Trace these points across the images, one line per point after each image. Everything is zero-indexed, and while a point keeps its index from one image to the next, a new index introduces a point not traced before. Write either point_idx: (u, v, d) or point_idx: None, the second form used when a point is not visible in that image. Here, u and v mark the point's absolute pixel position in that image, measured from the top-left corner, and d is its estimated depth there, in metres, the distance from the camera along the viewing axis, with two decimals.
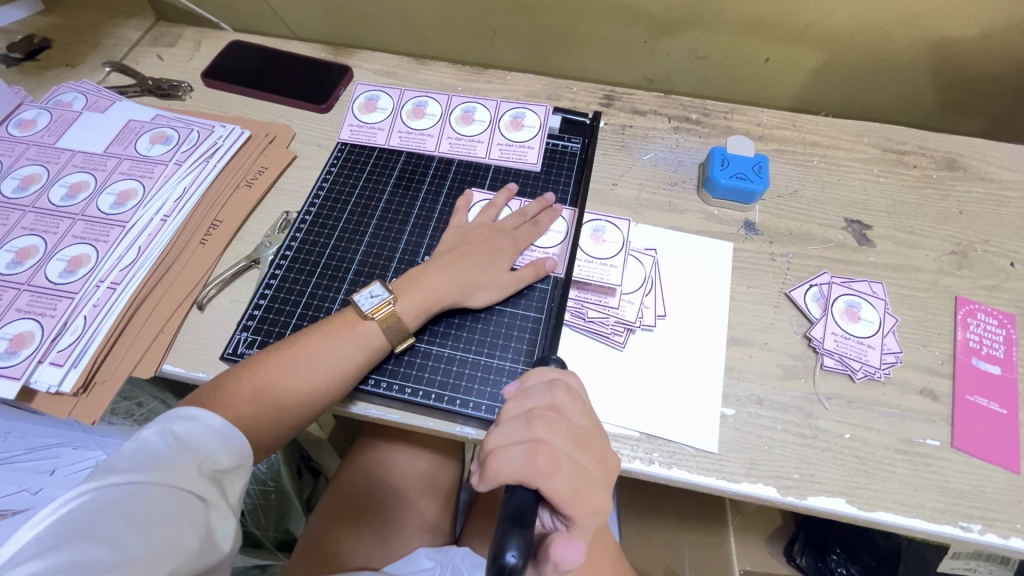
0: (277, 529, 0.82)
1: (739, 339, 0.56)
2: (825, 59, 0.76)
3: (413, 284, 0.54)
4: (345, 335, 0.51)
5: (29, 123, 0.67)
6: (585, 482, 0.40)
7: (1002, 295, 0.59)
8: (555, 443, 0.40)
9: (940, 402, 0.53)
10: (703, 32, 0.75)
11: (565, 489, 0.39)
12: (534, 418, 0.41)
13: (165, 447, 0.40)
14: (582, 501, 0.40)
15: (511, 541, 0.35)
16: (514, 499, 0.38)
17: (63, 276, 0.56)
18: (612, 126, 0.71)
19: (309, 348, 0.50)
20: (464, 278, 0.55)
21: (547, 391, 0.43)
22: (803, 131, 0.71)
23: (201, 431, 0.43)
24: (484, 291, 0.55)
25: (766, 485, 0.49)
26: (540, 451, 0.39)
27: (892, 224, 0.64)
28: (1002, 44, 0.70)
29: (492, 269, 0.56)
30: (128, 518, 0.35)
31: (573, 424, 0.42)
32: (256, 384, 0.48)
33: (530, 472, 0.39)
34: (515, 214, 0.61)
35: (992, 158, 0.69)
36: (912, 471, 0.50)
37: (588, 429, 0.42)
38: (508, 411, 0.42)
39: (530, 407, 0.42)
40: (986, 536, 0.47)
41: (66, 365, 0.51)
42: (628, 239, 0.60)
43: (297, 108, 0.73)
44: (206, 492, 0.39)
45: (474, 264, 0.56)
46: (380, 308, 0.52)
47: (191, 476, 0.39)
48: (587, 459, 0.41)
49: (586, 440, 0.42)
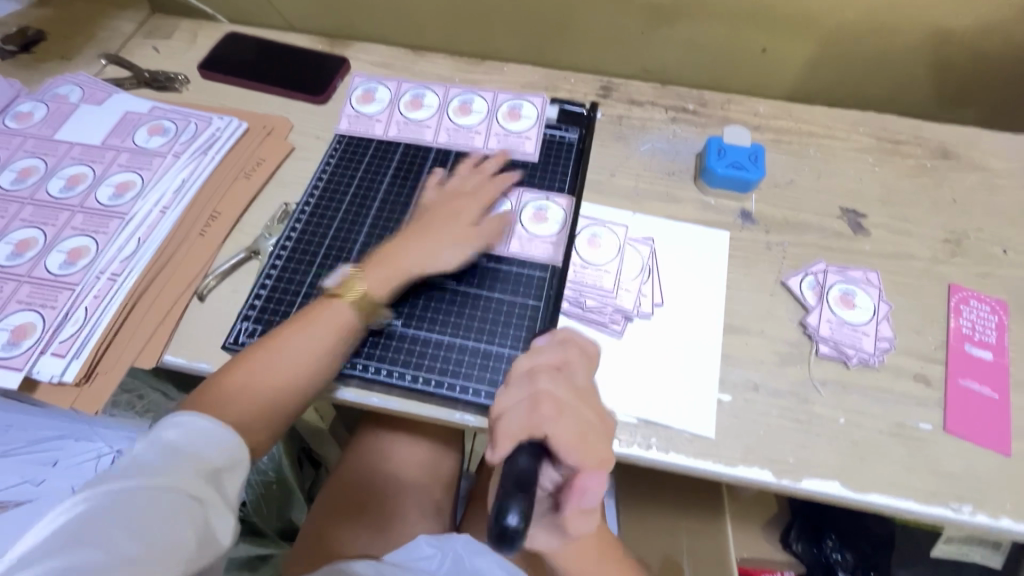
0: (279, 519, 0.82)
1: (735, 327, 0.57)
2: (822, 49, 0.76)
3: (378, 259, 0.55)
4: (317, 320, 0.52)
5: (26, 115, 0.67)
6: (583, 430, 0.42)
7: (995, 282, 0.60)
8: (555, 392, 0.42)
9: (933, 387, 0.54)
10: (700, 21, 0.75)
11: (566, 435, 0.41)
12: (536, 372, 0.43)
13: (156, 452, 0.40)
14: (585, 448, 0.41)
15: (513, 502, 0.35)
16: (517, 465, 0.38)
17: (63, 267, 0.56)
18: (610, 117, 0.71)
19: (285, 338, 0.51)
20: (428, 244, 0.56)
21: (558, 348, 0.46)
22: (799, 121, 0.71)
23: (194, 433, 0.43)
24: (451, 251, 0.56)
25: (761, 469, 0.50)
26: (541, 401, 0.41)
27: (887, 213, 0.64)
28: (997, 32, 0.71)
29: (453, 227, 0.57)
30: (121, 523, 0.35)
31: (576, 383, 0.44)
32: (240, 379, 0.49)
33: (533, 420, 0.41)
34: (472, 175, 0.63)
35: (986, 147, 0.69)
36: (905, 454, 0.51)
37: (590, 389, 0.44)
38: (519, 368, 0.45)
39: (539, 363, 0.45)
40: (977, 517, 0.48)
41: (68, 356, 0.52)
42: (624, 240, 0.61)
43: (294, 99, 0.73)
44: (201, 491, 0.39)
45: (436, 229, 0.57)
46: (346, 287, 0.54)
47: (182, 476, 0.39)
48: (588, 413, 0.43)
49: (588, 396, 0.44)
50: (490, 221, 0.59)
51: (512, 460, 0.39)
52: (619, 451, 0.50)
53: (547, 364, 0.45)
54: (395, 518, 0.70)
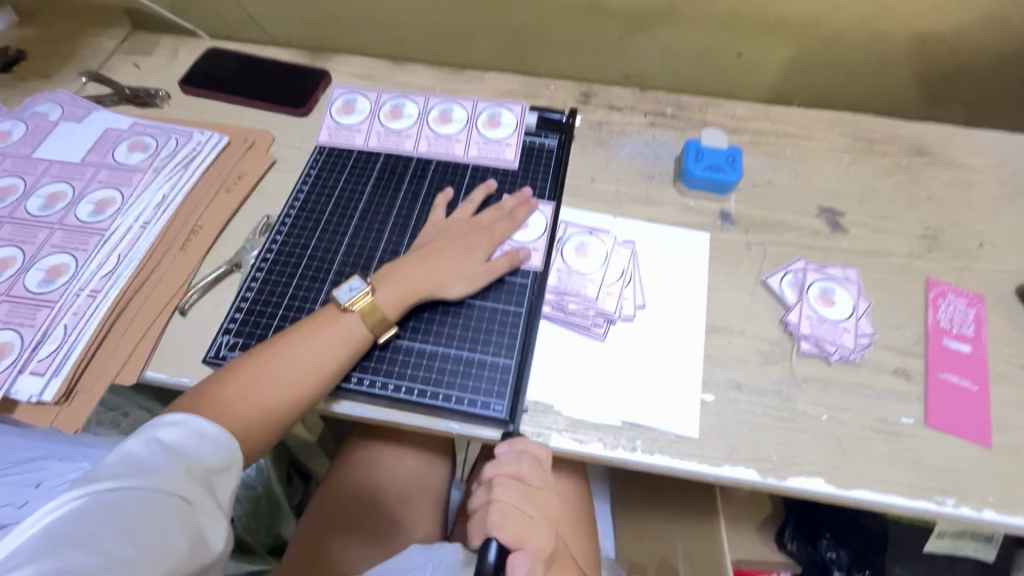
0: (268, 535, 0.81)
1: (717, 327, 0.57)
2: (797, 51, 0.77)
3: (392, 275, 0.55)
4: (327, 332, 0.51)
5: (5, 134, 0.66)
6: (530, 528, 0.48)
7: (971, 276, 0.61)
8: (508, 504, 0.48)
9: (913, 380, 0.54)
10: (677, 26, 0.76)
11: (515, 537, 0.47)
12: (495, 482, 0.48)
13: (151, 454, 0.40)
14: (533, 541, 0.48)
15: None
16: (481, 563, 0.45)
17: (41, 285, 0.56)
18: (589, 122, 0.72)
19: (292, 346, 0.50)
20: (440, 269, 0.56)
21: (517, 462, 0.48)
22: (776, 123, 0.72)
23: (190, 436, 0.43)
24: (457, 287, 0.56)
25: (746, 468, 0.50)
26: (495, 510, 0.48)
27: (864, 211, 0.65)
28: (966, 30, 0.72)
29: (466, 261, 0.57)
30: (116, 524, 0.35)
31: (530, 489, 0.49)
32: (241, 385, 0.48)
33: (484, 530, 0.47)
34: (493, 210, 0.62)
35: (959, 143, 0.71)
36: (887, 448, 0.51)
37: (542, 490, 0.49)
38: (485, 470, 0.49)
39: (499, 474, 0.48)
40: (960, 509, 0.49)
41: (47, 374, 0.51)
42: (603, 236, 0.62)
43: (276, 112, 0.73)
44: (194, 494, 0.39)
45: (450, 257, 0.57)
46: (358, 300, 0.53)
47: (178, 478, 0.39)
48: (535, 512, 0.49)
49: (539, 497, 0.49)
50: (503, 256, 0.58)
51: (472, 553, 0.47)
52: (603, 455, 0.50)
53: (507, 475, 0.48)
54: (387, 530, 0.69)
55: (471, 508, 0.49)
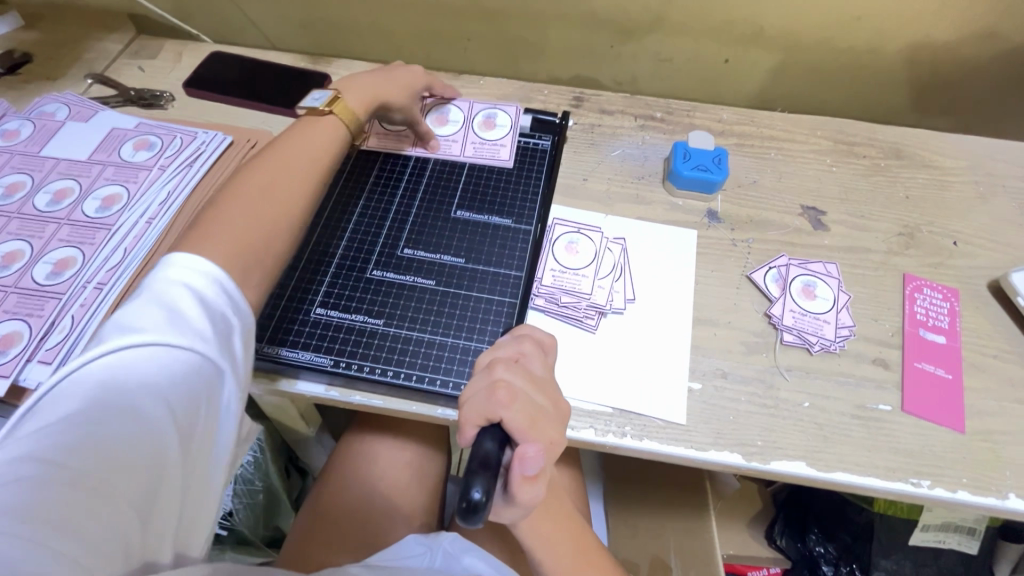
0: (265, 527, 0.82)
1: (703, 319, 0.59)
2: (781, 59, 0.80)
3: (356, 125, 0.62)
4: (309, 130, 0.58)
5: (12, 133, 0.68)
6: (541, 416, 0.41)
7: (946, 272, 0.64)
8: (513, 380, 0.42)
9: (891, 369, 0.57)
10: (666, 34, 0.79)
11: (522, 419, 0.40)
12: (495, 363, 0.43)
13: (174, 310, 0.40)
14: (541, 431, 0.41)
15: (475, 480, 0.35)
16: (481, 448, 0.38)
17: (50, 277, 0.57)
18: (581, 125, 0.74)
19: (277, 150, 0.55)
20: (383, 89, 0.64)
21: (516, 342, 0.46)
22: (761, 126, 0.75)
23: (208, 293, 0.42)
24: (395, 95, 0.66)
25: (731, 452, 0.52)
26: (501, 388, 0.41)
27: (844, 210, 0.68)
28: (939, 42, 0.75)
29: (411, 79, 0.68)
30: (146, 387, 0.36)
31: (534, 371, 0.44)
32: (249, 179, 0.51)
33: (490, 405, 0.40)
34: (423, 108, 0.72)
35: (935, 146, 0.74)
36: (866, 433, 0.53)
37: (546, 378, 0.45)
38: (480, 361, 0.45)
39: (498, 356, 0.45)
40: (935, 490, 0.51)
41: (55, 363, 0.53)
42: (600, 250, 0.63)
43: (278, 114, 0.75)
44: (214, 360, 0.40)
45: (401, 87, 0.66)
46: (334, 101, 0.61)
47: (204, 340, 0.40)
48: (544, 399, 0.43)
49: (545, 385, 0.44)
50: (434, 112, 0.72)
51: (476, 445, 0.39)
52: (595, 440, 0.52)
53: (505, 357, 0.45)
54: (382, 520, 0.70)
55: (466, 399, 0.42)
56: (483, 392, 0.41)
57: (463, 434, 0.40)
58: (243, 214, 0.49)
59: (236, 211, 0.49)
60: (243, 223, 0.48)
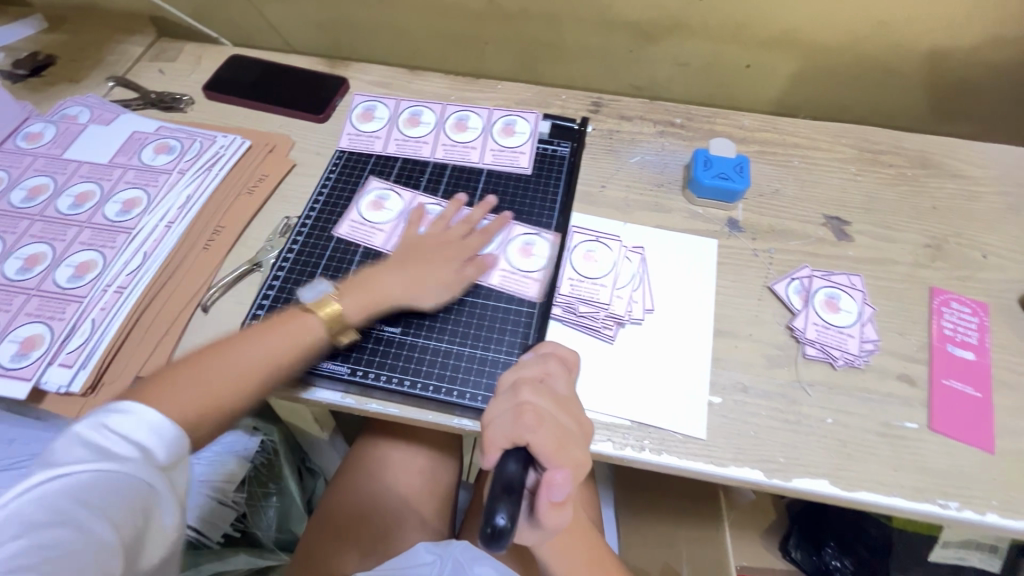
0: (279, 531, 0.82)
1: (724, 331, 0.58)
2: (804, 64, 0.79)
3: (361, 287, 0.56)
4: (287, 328, 0.52)
5: (36, 135, 0.69)
6: (567, 439, 0.41)
7: (974, 285, 0.62)
8: (539, 404, 0.42)
9: (917, 386, 0.55)
10: (686, 39, 0.78)
11: (548, 443, 0.40)
12: (520, 384, 0.43)
13: (95, 441, 0.39)
14: (567, 455, 0.41)
15: (500, 505, 0.35)
16: (505, 471, 0.38)
17: (71, 280, 0.58)
18: (600, 131, 0.74)
19: (244, 343, 0.50)
20: (413, 282, 0.57)
21: (542, 361, 0.46)
22: (783, 133, 0.74)
23: (139, 427, 0.41)
24: (432, 295, 0.57)
25: (752, 468, 0.51)
26: (526, 411, 0.41)
27: (869, 220, 0.67)
28: (969, 49, 0.74)
29: (438, 270, 0.58)
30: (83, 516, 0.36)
31: (558, 392, 0.44)
32: (192, 372, 0.47)
33: (516, 428, 0.40)
34: (464, 223, 0.62)
35: (963, 155, 0.72)
36: (892, 452, 0.52)
37: (570, 398, 0.45)
38: (504, 380, 0.45)
39: (522, 376, 0.45)
40: (962, 512, 0.49)
41: (76, 366, 0.53)
42: (617, 259, 0.62)
43: (296, 118, 0.75)
44: (156, 484, 0.39)
45: (422, 268, 0.58)
46: (325, 301, 0.54)
47: (132, 466, 0.39)
48: (569, 421, 0.43)
49: (570, 406, 0.44)
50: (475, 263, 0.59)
51: (500, 466, 0.39)
52: (612, 453, 0.51)
53: (530, 377, 0.45)
54: (394, 529, 0.70)
55: (491, 420, 0.42)
56: (508, 415, 0.41)
57: (487, 455, 0.40)
58: (195, 395, 0.46)
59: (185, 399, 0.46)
60: (176, 416, 0.44)
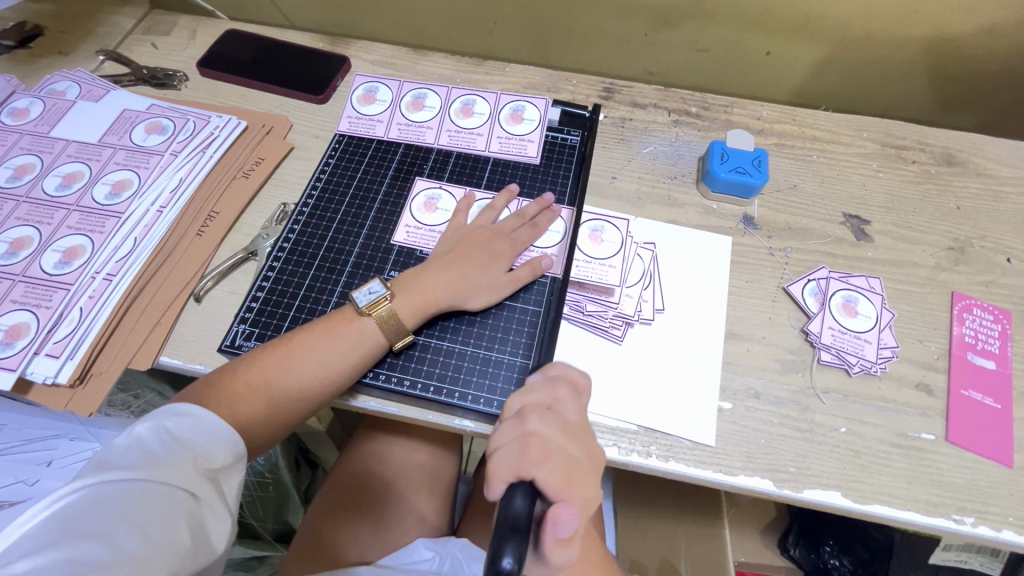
0: (274, 521, 0.82)
1: (736, 334, 0.56)
2: (828, 52, 0.75)
3: (412, 285, 0.53)
4: (343, 331, 0.51)
5: (22, 112, 0.66)
6: (574, 472, 0.40)
7: (998, 291, 0.60)
8: (548, 436, 0.40)
9: (935, 396, 0.53)
10: (704, 24, 0.74)
11: (557, 478, 0.38)
12: (527, 413, 0.41)
13: (158, 443, 0.39)
14: (575, 491, 0.39)
15: (507, 546, 0.32)
16: (511, 505, 0.35)
17: (58, 267, 0.55)
18: (612, 119, 0.70)
19: (302, 346, 0.49)
20: (464, 282, 0.54)
21: (548, 388, 0.44)
22: (803, 126, 0.70)
23: (185, 433, 0.41)
24: (483, 293, 0.55)
25: (762, 478, 0.49)
26: (533, 443, 0.39)
27: (889, 219, 0.64)
28: (1002, 42, 0.70)
29: (487, 271, 0.55)
30: (136, 523, 0.34)
31: (566, 421, 0.42)
32: (251, 379, 0.47)
33: (524, 461, 0.38)
34: (514, 217, 0.60)
35: (989, 153, 0.69)
36: (907, 464, 0.50)
37: (578, 429, 0.43)
38: (509, 408, 0.43)
39: (529, 404, 0.43)
40: (978, 528, 0.48)
41: (63, 357, 0.51)
42: (626, 239, 0.60)
43: (295, 99, 0.72)
44: (203, 492, 0.39)
45: (472, 267, 0.55)
46: (378, 305, 0.52)
47: (185, 471, 0.38)
48: (577, 454, 0.41)
49: (578, 437, 0.42)
50: (526, 265, 0.57)
51: (506, 500, 0.36)
52: (618, 458, 0.49)
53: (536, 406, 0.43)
54: (391, 524, 0.69)
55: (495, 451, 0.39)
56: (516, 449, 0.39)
57: (491, 488, 0.38)
58: (241, 406, 0.46)
59: (231, 409, 0.46)
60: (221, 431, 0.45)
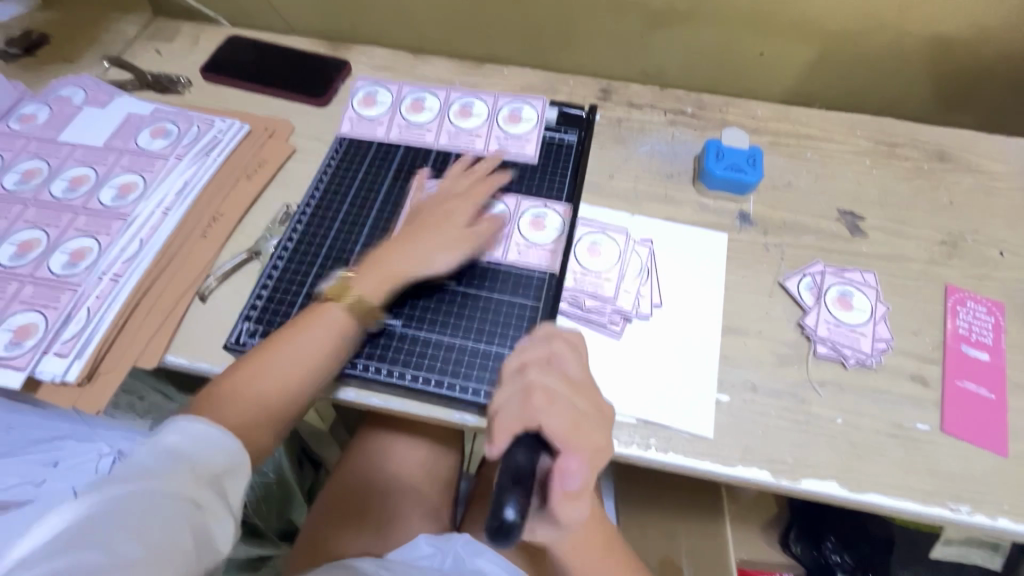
0: (278, 521, 0.83)
1: (733, 328, 0.57)
2: (821, 52, 0.76)
3: (371, 266, 0.55)
4: (321, 323, 0.52)
5: (29, 117, 0.67)
6: (584, 420, 0.42)
7: (991, 284, 0.61)
8: (548, 382, 0.43)
9: (930, 387, 0.54)
10: (698, 26, 0.76)
11: (562, 423, 0.41)
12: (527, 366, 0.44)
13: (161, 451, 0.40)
14: (582, 437, 0.41)
15: (508, 497, 0.34)
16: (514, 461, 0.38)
17: (65, 268, 0.56)
18: (609, 119, 0.72)
19: (287, 346, 0.50)
20: (423, 249, 0.56)
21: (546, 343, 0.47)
22: (797, 124, 0.72)
23: (187, 438, 0.42)
24: (448, 253, 0.56)
25: (760, 469, 0.50)
26: (536, 390, 0.42)
27: (883, 215, 0.65)
28: (991, 41, 0.71)
29: (443, 232, 0.57)
30: (135, 531, 0.35)
31: (568, 373, 0.45)
32: (242, 386, 0.48)
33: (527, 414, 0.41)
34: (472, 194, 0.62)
35: (982, 150, 0.70)
36: (903, 453, 0.51)
37: (584, 382, 0.45)
38: (509, 365, 0.45)
39: (529, 358, 0.45)
40: (974, 516, 0.49)
41: (70, 356, 0.52)
42: (624, 253, 0.60)
43: (297, 102, 0.73)
44: (205, 498, 0.39)
45: (427, 233, 0.57)
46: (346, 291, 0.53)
47: (184, 478, 0.39)
48: (583, 404, 0.43)
49: (583, 389, 0.44)
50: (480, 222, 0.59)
51: (508, 457, 0.38)
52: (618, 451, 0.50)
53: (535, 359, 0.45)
54: (395, 518, 0.69)
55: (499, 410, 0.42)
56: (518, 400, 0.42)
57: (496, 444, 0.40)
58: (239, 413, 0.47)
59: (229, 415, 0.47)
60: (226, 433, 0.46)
